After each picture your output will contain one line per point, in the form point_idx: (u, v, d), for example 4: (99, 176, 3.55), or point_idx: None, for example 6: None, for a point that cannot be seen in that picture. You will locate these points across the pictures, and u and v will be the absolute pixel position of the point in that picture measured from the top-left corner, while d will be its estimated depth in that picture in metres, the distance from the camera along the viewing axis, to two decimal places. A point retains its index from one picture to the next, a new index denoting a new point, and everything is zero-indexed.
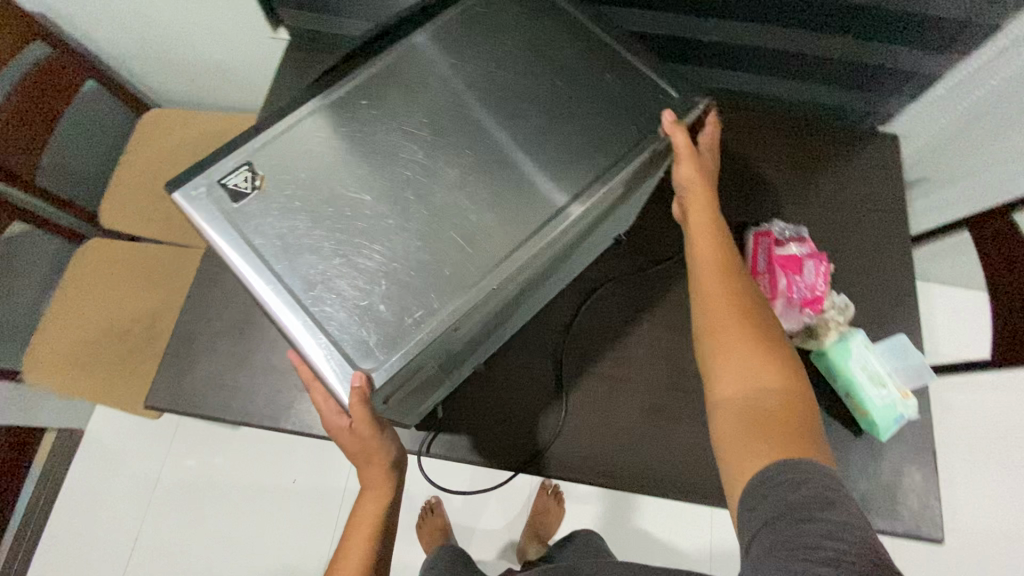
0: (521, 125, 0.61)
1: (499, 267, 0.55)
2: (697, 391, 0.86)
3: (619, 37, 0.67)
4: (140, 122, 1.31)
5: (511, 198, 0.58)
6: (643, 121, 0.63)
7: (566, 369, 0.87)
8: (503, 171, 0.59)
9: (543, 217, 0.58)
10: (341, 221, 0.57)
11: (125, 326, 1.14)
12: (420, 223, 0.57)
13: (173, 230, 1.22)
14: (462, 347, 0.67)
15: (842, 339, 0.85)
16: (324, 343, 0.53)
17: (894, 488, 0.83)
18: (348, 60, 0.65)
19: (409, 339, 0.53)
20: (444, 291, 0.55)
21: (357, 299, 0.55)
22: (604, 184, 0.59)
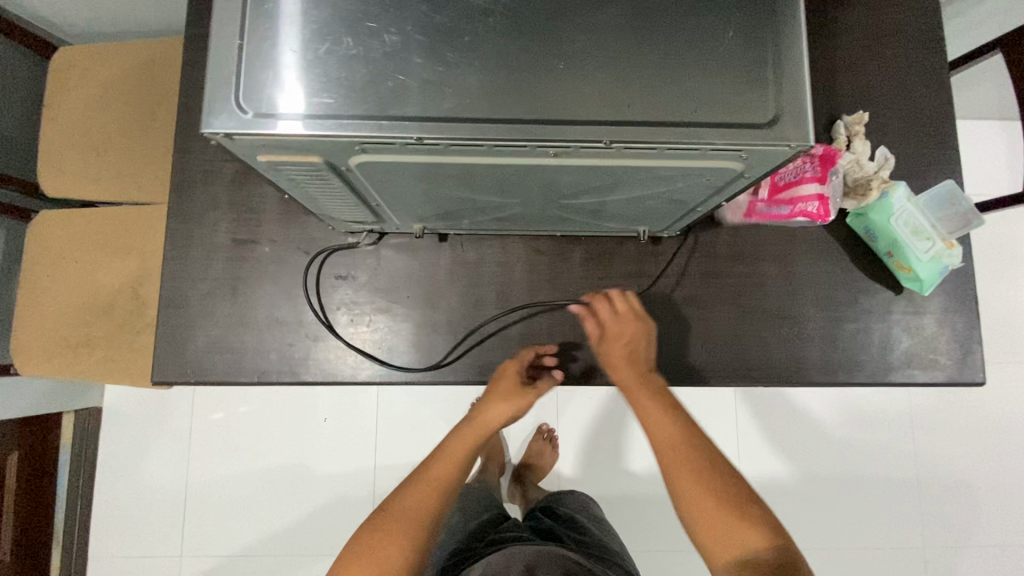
0: (603, 7, 0.46)
1: (468, 113, 0.44)
2: (729, 275, 0.82)
3: (776, 10, 0.47)
4: (52, 67, 1.12)
5: (531, 58, 0.45)
6: (721, 99, 0.45)
7: (594, 276, 0.81)
8: (525, 30, 0.45)
9: (588, 57, 0.45)
10: (341, 76, 0.44)
11: (108, 299, 1.05)
12: (416, 101, 0.44)
13: (128, 186, 1.08)
14: (405, 190, 0.57)
15: (885, 195, 0.77)
16: (207, 55, 0.44)
17: (936, 340, 0.81)
18: None
19: (297, 108, 0.44)
20: (406, 117, 0.44)
21: (288, 43, 0.45)
22: (653, 43, 0.46)
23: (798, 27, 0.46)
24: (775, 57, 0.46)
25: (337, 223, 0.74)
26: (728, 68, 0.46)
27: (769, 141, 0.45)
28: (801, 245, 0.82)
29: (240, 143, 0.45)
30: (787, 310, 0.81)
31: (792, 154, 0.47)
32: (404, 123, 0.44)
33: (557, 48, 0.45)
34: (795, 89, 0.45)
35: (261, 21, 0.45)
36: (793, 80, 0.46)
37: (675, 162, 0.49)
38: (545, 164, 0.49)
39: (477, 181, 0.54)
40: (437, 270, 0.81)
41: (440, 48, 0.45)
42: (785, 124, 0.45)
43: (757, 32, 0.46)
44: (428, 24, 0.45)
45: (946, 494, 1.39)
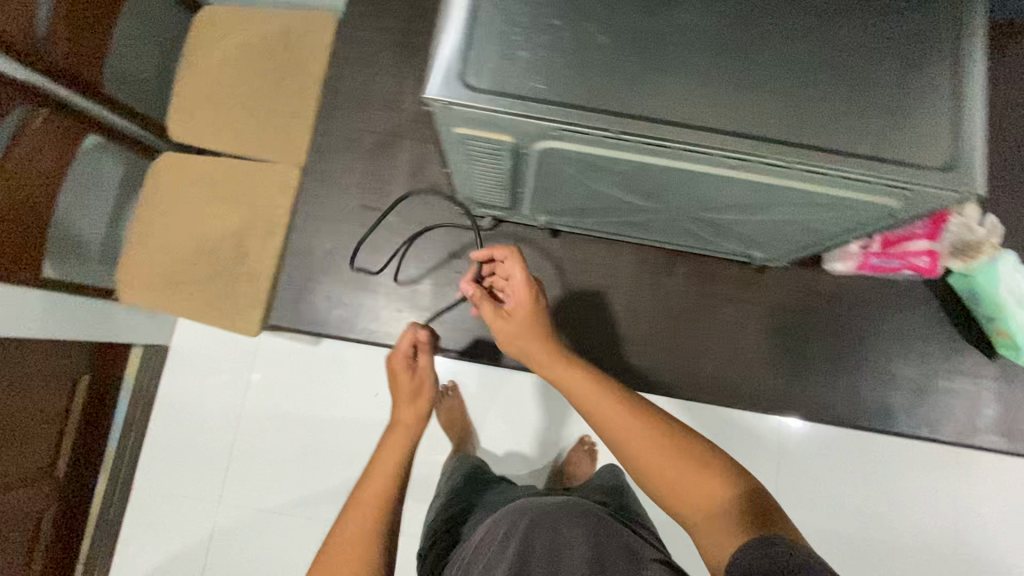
0: (796, 41, 0.50)
1: (664, 118, 0.48)
2: (820, 315, 0.87)
3: (958, 67, 0.50)
4: (196, 21, 1.20)
5: (726, 78, 0.49)
6: (897, 139, 0.49)
7: (695, 296, 0.86)
8: (725, 52, 0.49)
9: (779, 84, 0.49)
10: (555, 69, 0.48)
11: (215, 243, 1.11)
12: (619, 101, 0.48)
13: (249, 142, 1.14)
14: (566, 186, 0.63)
15: (994, 261, 0.79)
16: (441, 29, 0.49)
17: (992, 407, 0.87)
18: None
19: (513, 90, 0.48)
20: (607, 113, 0.48)
21: (513, 31, 0.49)
22: (840, 79, 0.49)
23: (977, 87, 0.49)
24: (957, 109, 0.49)
25: (466, 205, 0.79)
26: (907, 113, 0.49)
27: (939, 184, 0.48)
28: (889, 296, 0.87)
29: (452, 113, 0.50)
30: (866, 357, 0.87)
31: (954, 201, 0.50)
32: (606, 118, 0.48)
33: (751, 73, 0.49)
34: (971, 141, 0.48)
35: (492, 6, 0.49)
36: (971, 132, 0.48)
37: (835, 190, 0.52)
38: (714, 175, 0.53)
39: (638, 183, 0.58)
40: (545, 264, 0.85)
41: (647, 55, 0.49)
42: (958, 173, 0.48)
43: (938, 85, 0.49)
44: (641, 33, 0.49)
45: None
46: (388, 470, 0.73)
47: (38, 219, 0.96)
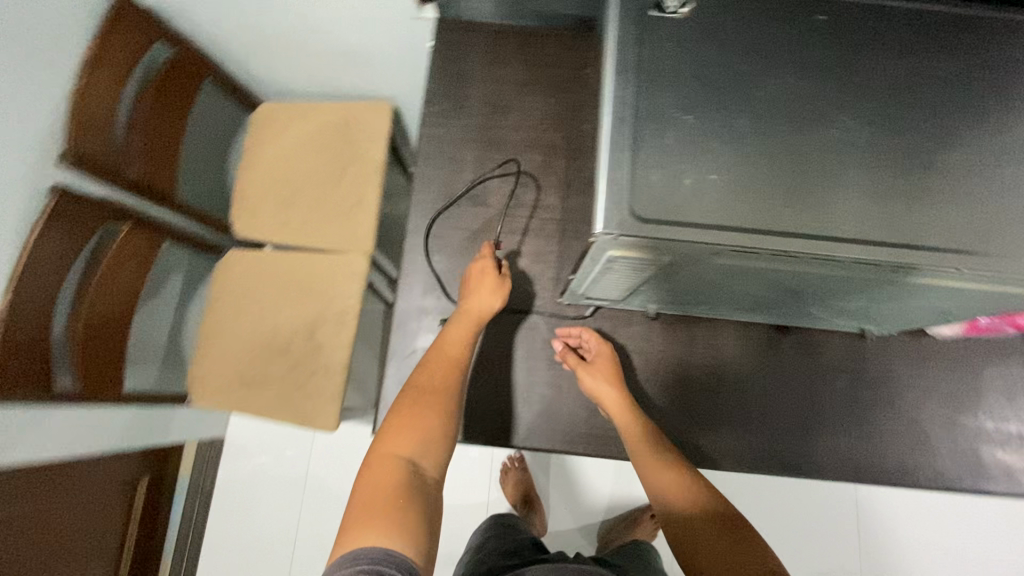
0: (945, 150, 0.51)
1: (832, 233, 0.49)
2: (938, 379, 0.83)
3: None
4: (254, 119, 1.22)
5: (883, 190, 0.50)
6: None
7: (806, 370, 0.84)
8: (879, 166, 0.51)
9: (937, 194, 0.50)
10: (719, 192, 0.49)
11: (287, 339, 1.09)
12: (787, 219, 0.49)
13: (315, 233, 1.15)
14: (701, 285, 0.62)
15: None
16: (600, 160, 0.50)
17: None
18: (712, 16, 0.54)
19: (681, 217, 0.49)
20: (778, 234, 0.48)
21: (673, 159, 0.50)
22: (992, 185, 0.51)
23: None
24: None
25: (571, 297, 0.79)
26: None
27: None
28: (1006, 355, 0.83)
29: (618, 241, 0.50)
30: (991, 420, 0.83)
31: None
32: (777, 238, 0.48)
33: (907, 184, 0.50)
34: None
35: (646, 132, 0.51)
36: None
37: (996, 286, 0.53)
38: (876, 278, 0.53)
39: (784, 284, 0.58)
40: (646, 347, 0.84)
41: (805, 173, 0.50)
42: None
43: None
44: (795, 151, 0.50)
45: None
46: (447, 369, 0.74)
47: (114, 325, 0.94)
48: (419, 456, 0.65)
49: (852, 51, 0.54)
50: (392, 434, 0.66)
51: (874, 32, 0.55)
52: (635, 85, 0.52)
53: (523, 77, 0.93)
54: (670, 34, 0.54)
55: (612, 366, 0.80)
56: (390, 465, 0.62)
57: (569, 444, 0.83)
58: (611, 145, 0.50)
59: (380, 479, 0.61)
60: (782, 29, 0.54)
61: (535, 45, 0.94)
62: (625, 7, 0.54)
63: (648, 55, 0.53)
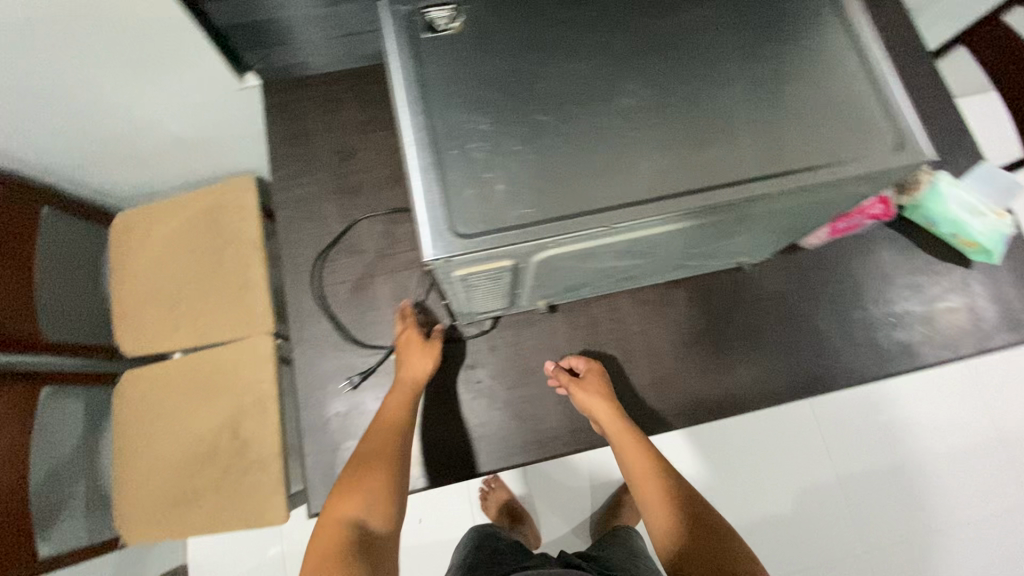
0: (726, 87, 0.54)
1: (644, 196, 0.51)
2: (822, 284, 0.88)
3: (869, 62, 0.55)
4: (114, 231, 1.16)
5: (681, 141, 0.53)
6: (844, 140, 0.53)
7: (707, 316, 0.86)
8: (674, 121, 0.53)
9: (730, 131, 0.53)
10: (530, 188, 0.50)
11: (210, 444, 1.04)
12: (600, 194, 0.51)
13: (210, 328, 1.10)
14: (564, 272, 0.63)
15: (933, 185, 0.85)
16: (411, 190, 0.50)
17: (1013, 303, 0.88)
18: (486, 22, 0.55)
19: (500, 222, 0.49)
20: (595, 211, 0.50)
21: (479, 170, 0.50)
22: (776, 108, 0.54)
23: (887, 76, 0.54)
24: (879, 97, 0.54)
25: (463, 318, 0.79)
26: (839, 118, 0.54)
27: (901, 162, 0.52)
28: (874, 244, 0.89)
29: (450, 263, 0.50)
30: (880, 306, 0.87)
31: (914, 170, 0.54)
32: (594, 216, 0.50)
33: (700, 129, 0.53)
34: (906, 120, 0.53)
35: (447, 152, 0.51)
36: (898, 112, 0.53)
37: (811, 198, 0.56)
38: (704, 221, 0.55)
39: (634, 249, 0.59)
40: (555, 340, 0.85)
41: (605, 147, 0.52)
42: (909, 149, 0.52)
43: (855, 83, 0.55)
44: (592, 129, 0.52)
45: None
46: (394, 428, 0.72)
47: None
48: (367, 517, 0.63)
49: (624, 17, 0.56)
50: (341, 497, 0.64)
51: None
52: (425, 109, 0.52)
53: (363, 117, 0.92)
54: (448, 51, 0.54)
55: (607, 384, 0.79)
56: (337, 530, 0.61)
57: (507, 461, 0.81)
58: (416, 174, 0.50)
59: (326, 544, 0.60)
60: (552, 17, 0.56)
61: (366, 84, 0.94)
62: (399, 36, 0.55)
63: (433, 76, 0.53)
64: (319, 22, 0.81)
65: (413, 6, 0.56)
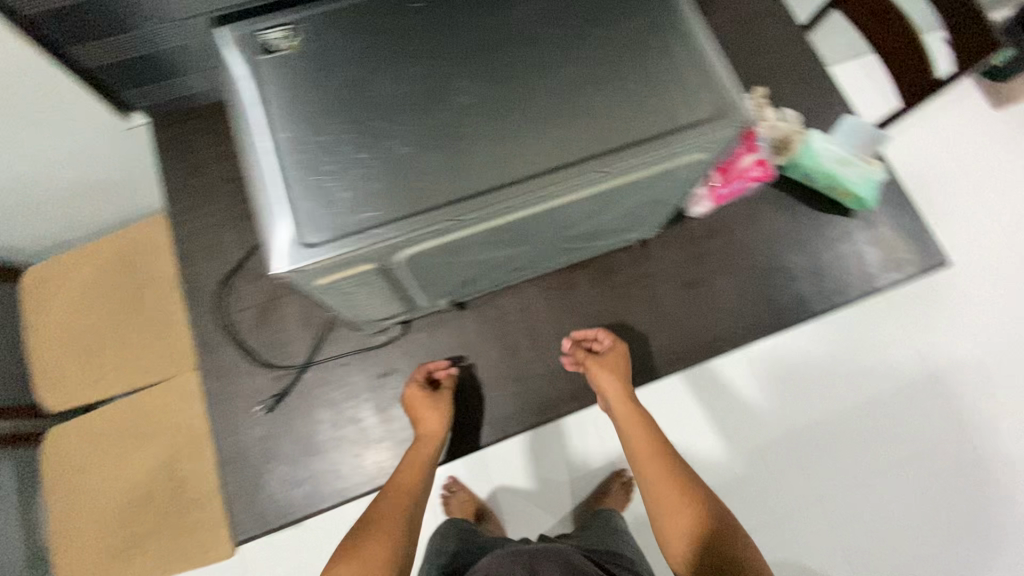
0: (555, 74, 0.57)
1: (483, 188, 0.53)
2: (714, 250, 0.92)
3: (686, 34, 0.58)
4: (23, 288, 1.13)
5: (516, 129, 0.55)
6: (669, 112, 0.57)
7: (610, 294, 0.90)
8: (507, 112, 0.55)
9: (561, 114, 0.56)
10: (371, 194, 0.53)
11: (147, 490, 1.02)
12: (440, 191, 0.53)
13: (133, 373, 1.08)
14: (441, 270, 0.65)
15: (806, 142, 0.91)
16: (258, 210, 0.52)
17: (893, 243, 0.93)
18: (320, 39, 0.57)
19: (346, 228, 0.52)
20: (435, 207, 0.53)
21: (322, 182, 0.53)
22: (604, 87, 0.57)
23: (705, 42, 0.58)
24: (697, 67, 0.57)
25: (367, 326, 0.80)
26: (664, 90, 0.57)
27: (721, 127, 0.56)
28: (759, 206, 0.94)
29: (305, 274, 0.52)
30: (772, 262, 0.92)
31: (738, 132, 0.58)
32: (435, 212, 0.52)
33: (533, 116, 0.55)
34: (722, 86, 0.57)
35: (292, 170, 0.53)
36: (715, 80, 0.57)
37: (651, 169, 0.59)
38: (552, 204, 0.58)
39: (499, 239, 0.62)
40: (466, 337, 0.87)
41: (442, 146, 0.54)
42: (727, 113, 0.56)
43: (676, 54, 0.58)
44: (428, 130, 0.55)
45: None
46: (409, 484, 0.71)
47: None
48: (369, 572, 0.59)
49: (453, 16, 0.58)
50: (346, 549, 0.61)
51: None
52: (267, 131, 0.54)
53: None
54: (286, 72, 0.56)
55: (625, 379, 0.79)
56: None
57: None
58: (261, 194, 0.52)
59: None
60: (383, 25, 0.58)
61: None
62: (237, 61, 0.57)
63: (272, 97, 0.55)
64: (188, 54, 0.81)
65: (247, 29, 0.57)
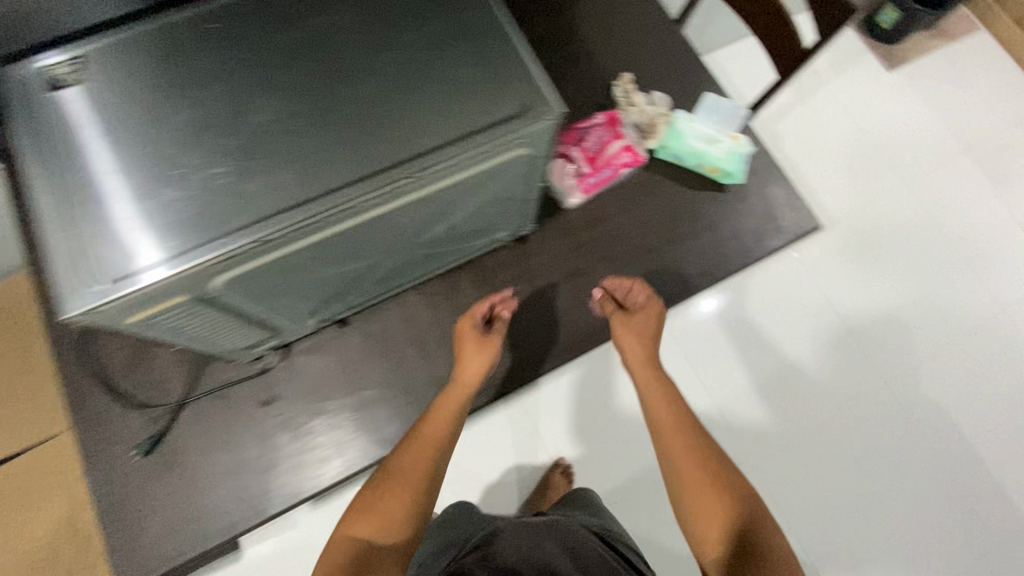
0: (364, 81, 0.56)
1: (290, 206, 0.52)
2: (594, 238, 0.93)
3: (493, 35, 0.59)
4: None
5: (322, 145, 0.54)
6: (480, 111, 0.57)
7: (494, 294, 0.89)
8: (312, 129, 0.55)
9: (369, 125, 0.55)
10: (169, 224, 0.51)
11: (46, 552, 0.98)
12: (245, 214, 0.52)
13: (15, 433, 1.02)
14: (285, 291, 0.64)
15: (672, 125, 0.93)
16: (47, 253, 0.49)
17: (767, 213, 0.96)
18: (110, 67, 0.55)
19: (144, 262, 0.50)
20: (240, 230, 0.51)
21: (118, 218, 0.51)
22: (413, 94, 0.56)
23: (513, 42, 0.59)
24: (505, 65, 0.58)
25: (239, 355, 0.78)
26: (473, 91, 0.57)
27: (531, 121, 0.56)
28: (635, 189, 0.95)
29: (108, 314, 0.50)
30: (652, 244, 0.94)
31: (554, 124, 0.59)
32: (240, 235, 0.51)
33: (340, 131, 0.55)
34: (530, 83, 0.57)
35: (89, 205, 0.51)
36: (523, 77, 0.58)
37: (475, 169, 0.59)
38: (375, 213, 0.57)
39: (334, 253, 0.61)
40: (350, 353, 0.85)
41: (245, 169, 0.53)
42: (536, 108, 0.57)
43: (484, 56, 0.58)
44: (231, 154, 0.53)
45: (922, 336, 1.43)
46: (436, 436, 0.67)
47: None
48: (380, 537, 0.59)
49: (254, 36, 0.57)
50: (360, 511, 0.60)
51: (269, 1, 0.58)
52: (55, 170, 0.52)
53: None
54: (71, 103, 0.53)
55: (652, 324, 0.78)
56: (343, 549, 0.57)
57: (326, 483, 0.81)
58: (51, 238, 0.50)
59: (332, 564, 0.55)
60: (182, 45, 0.56)
61: None
62: (21, 98, 0.54)
63: (61, 133, 0.53)
64: None
65: (28, 62, 0.54)
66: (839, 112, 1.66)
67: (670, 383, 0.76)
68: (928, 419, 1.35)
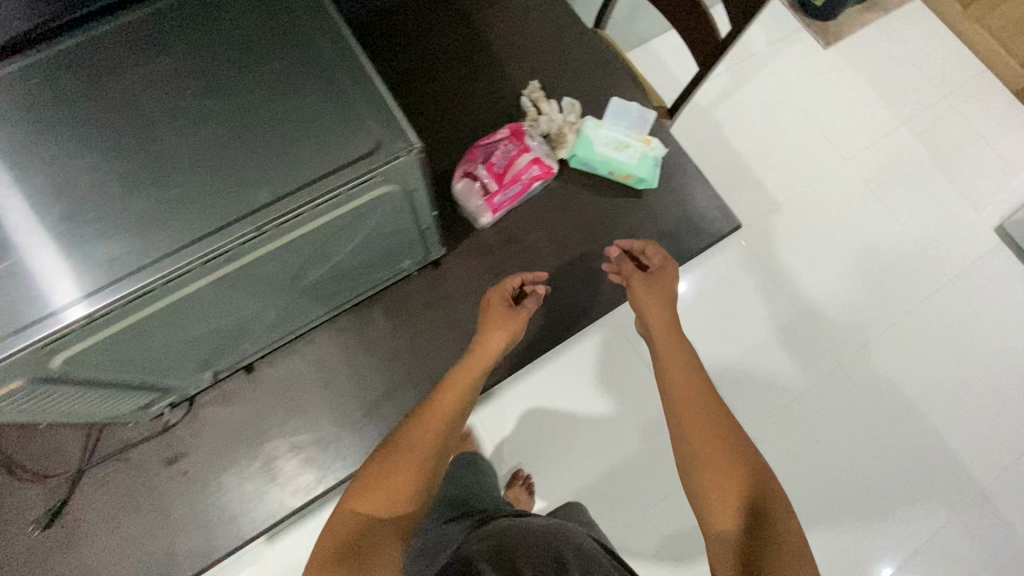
0: (204, 133, 0.52)
1: (115, 276, 0.47)
2: (511, 256, 0.89)
3: (344, 72, 0.55)
4: None
5: (156, 206, 0.50)
6: (328, 152, 0.52)
7: (408, 326, 0.84)
8: (147, 190, 0.50)
9: (209, 180, 0.51)
10: None
11: None
12: (64, 288, 0.47)
13: None
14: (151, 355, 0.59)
15: (580, 133, 0.91)
16: None
17: (689, 215, 0.93)
18: None
19: None
20: (57, 308, 0.46)
21: None
22: (255, 142, 0.52)
23: (366, 76, 0.55)
24: (356, 103, 0.54)
25: (130, 417, 0.73)
26: (322, 133, 0.53)
27: (384, 159, 0.52)
28: (550, 202, 0.92)
29: None
30: (571, 257, 0.90)
31: (415, 158, 0.54)
32: (57, 314, 0.46)
33: (176, 188, 0.50)
34: (382, 119, 0.53)
35: None
36: (375, 112, 0.54)
37: (334, 212, 0.55)
38: (225, 270, 0.53)
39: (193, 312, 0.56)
40: (257, 402, 0.80)
41: (66, 239, 0.48)
42: (388, 145, 0.52)
43: (334, 94, 0.54)
44: (51, 224, 0.49)
45: (869, 316, 1.43)
46: (451, 408, 0.63)
47: None
48: (387, 510, 0.52)
49: (85, 97, 0.53)
50: (362, 482, 0.53)
51: (103, 59, 0.55)
52: None
53: None
54: None
55: (668, 286, 0.75)
56: (344, 519, 0.51)
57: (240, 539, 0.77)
58: None
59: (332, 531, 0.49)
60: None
61: None
62: None
63: None
64: None
65: None
66: (779, 95, 1.64)
67: (688, 342, 0.70)
68: (884, 401, 1.35)
